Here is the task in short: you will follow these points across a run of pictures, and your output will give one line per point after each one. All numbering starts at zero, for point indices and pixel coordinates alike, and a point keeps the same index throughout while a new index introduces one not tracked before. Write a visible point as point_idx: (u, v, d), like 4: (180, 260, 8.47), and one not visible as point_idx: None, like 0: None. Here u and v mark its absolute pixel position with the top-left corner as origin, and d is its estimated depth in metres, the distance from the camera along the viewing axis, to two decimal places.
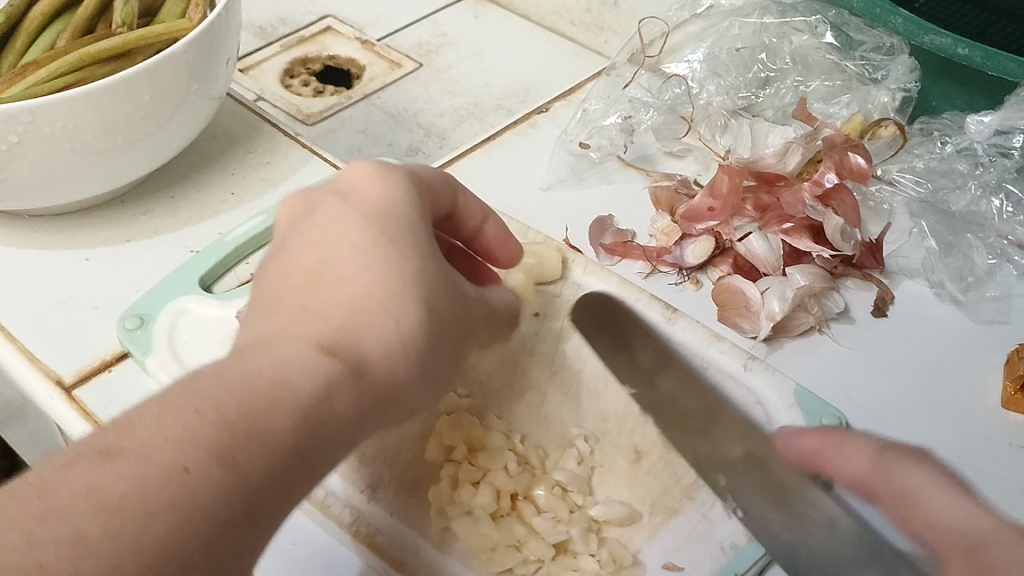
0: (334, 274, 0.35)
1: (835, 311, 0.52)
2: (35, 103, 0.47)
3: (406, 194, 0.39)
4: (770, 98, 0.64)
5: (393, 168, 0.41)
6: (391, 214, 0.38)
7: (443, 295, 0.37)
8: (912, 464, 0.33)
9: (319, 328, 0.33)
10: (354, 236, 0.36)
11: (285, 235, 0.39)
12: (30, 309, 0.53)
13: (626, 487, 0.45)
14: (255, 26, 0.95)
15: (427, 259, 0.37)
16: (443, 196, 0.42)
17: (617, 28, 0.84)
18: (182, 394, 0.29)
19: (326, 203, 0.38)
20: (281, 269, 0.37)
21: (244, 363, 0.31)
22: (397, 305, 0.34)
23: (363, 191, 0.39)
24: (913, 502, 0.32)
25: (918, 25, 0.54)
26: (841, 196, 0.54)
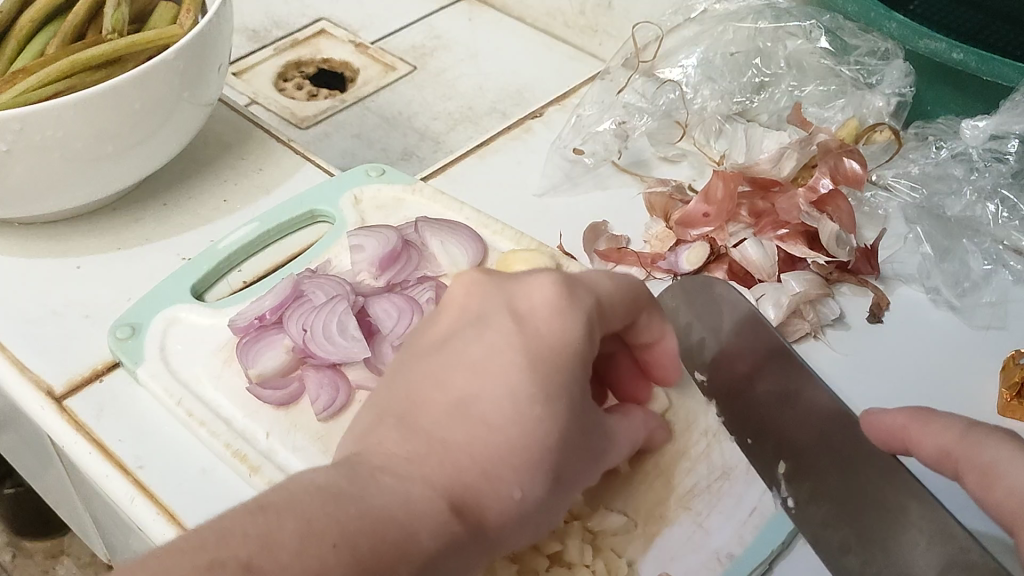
0: (483, 415, 0.33)
1: (832, 317, 0.51)
2: (25, 111, 0.47)
3: (581, 338, 0.36)
4: (765, 102, 0.64)
5: (578, 293, 0.37)
6: (559, 364, 0.35)
7: (578, 454, 0.36)
8: (994, 441, 0.35)
9: (449, 474, 0.32)
10: (510, 375, 0.34)
11: (448, 335, 0.37)
12: (21, 318, 0.52)
13: (621, 495, 0.44)
14: (249, 30, 0.95)
15: (574, 420, 0.35)
16: (620, 318, 0.39)
17: (611, 30, 0.84)
18: (318, 510, 0.30)
19: (501, 324, 0.36)
20: (434, 373, 0.35)
21: (379, 502, 0.31)
22: (532, 473, 0.33)
23: (540, 325, 0.36)
24: (992, 475, 0.35)
25: (913, 30, 0.54)
26: (836, 202, 0.54)
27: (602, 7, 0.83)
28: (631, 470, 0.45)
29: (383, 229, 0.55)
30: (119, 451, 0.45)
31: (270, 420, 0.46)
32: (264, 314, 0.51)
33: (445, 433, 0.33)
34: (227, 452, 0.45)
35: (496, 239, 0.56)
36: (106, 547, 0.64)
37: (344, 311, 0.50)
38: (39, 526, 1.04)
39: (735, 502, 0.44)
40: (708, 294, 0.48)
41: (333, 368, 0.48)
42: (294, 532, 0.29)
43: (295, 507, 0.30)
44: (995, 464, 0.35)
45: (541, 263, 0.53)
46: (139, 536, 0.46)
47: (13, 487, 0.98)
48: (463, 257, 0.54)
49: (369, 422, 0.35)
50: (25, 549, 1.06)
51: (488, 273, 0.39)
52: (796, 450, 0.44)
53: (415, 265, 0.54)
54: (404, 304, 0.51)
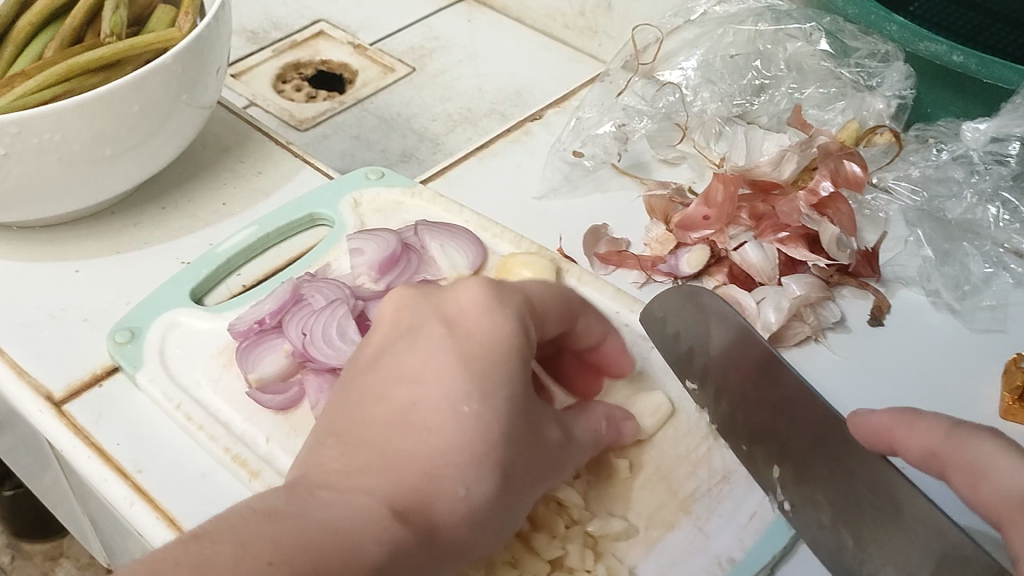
0: (421, 420, 0.35)
1: (832, 321, 0.51)
2: (21, 115, 0.47)
3: (513, 332, 0.39)
4: (764, 105, 0.64)
5: (505, 292, 0.41)
6: (490, 360, 0.37)
7: (528, 452, 0.37)
8: (982, 439, 0.36)
9: (392, 481, 0.33)
10: (449, 378, 0.36)
11: (385, 349, 0.39)
12: (19, 323, 0.52)
13: (622, 500, 0.43)
14: (248, 31, 0.94)
15: (516, 415, 0.37)
16: (555, 321, 0.42)
17: (610, 32, 0.83)
18: (255, 532, 0.30)
19: (433, 333, 0.39)
20: (375, 387, 0.37)
21: (320, 511, 0.31)
22: (477, 470, 0.35)
23: (471, 327, 0.39)
24: (980, 471, 0.36)
25: (913, 33, 0.54)
26: (836, 204, 0.54)
27: (601, 8, 0.83)
28: (632, 474, 0.44)
29: (381, 233, 0.55)
30: (119, 456, 0.45)
31: (269, 424, 0.46)
32: (263, 318, 0.50)
33: (388, 440, 0.35)
34: (226, 457, 0.45)
35: (495, 242, 0.56)
36: (104, 549, 0.64)
37: (343, 315, 0.49)
38: (36, 528, 1.04)
39: (736, 506, 0.43)
40: (696, 305, 0.48)
41: (332, 372, 0.48)
42: (231, 560, 0.28)
43: (230, 533, 0.30)
44: (984, 461, 0.36)
45: (543, 267, 0.53)
46: (138, 541, 0.46)
47: (12, 489, 0.98)
48: (462, 260, 0.54)
49: (312, 448, 0.36)
50: (24, 551, 1.06)
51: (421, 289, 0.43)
52: (793, 455, 0.44)
53: (415, 268, 0.54)
54: None
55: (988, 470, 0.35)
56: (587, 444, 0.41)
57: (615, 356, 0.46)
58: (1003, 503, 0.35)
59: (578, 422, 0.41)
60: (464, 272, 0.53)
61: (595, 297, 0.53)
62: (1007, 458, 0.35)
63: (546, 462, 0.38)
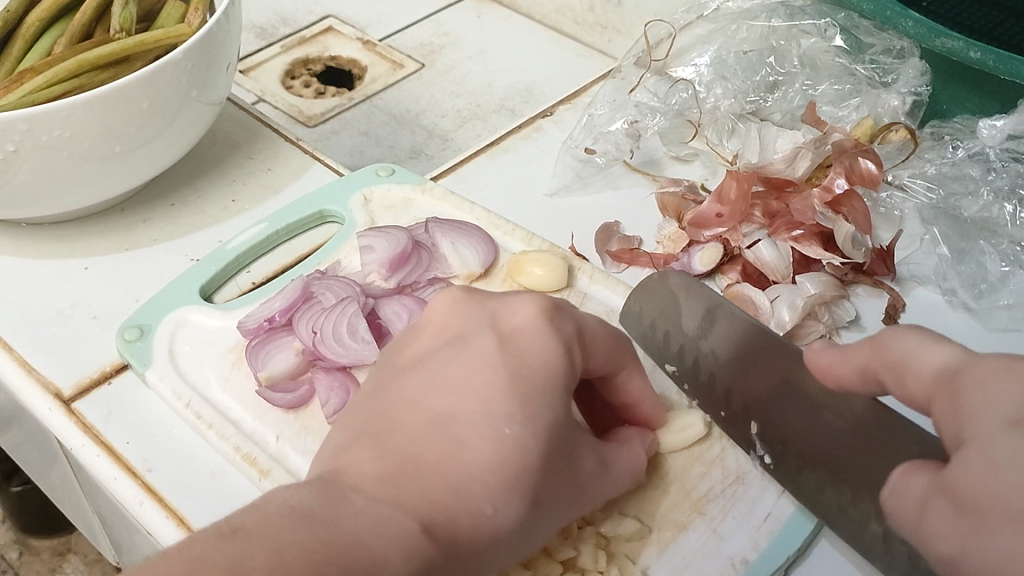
0: (459, 434, 0.34)
1: (847, 319, 0.51)
2: (30, 111, 0.46)
3: (562, 356, 0.38)
4: (778, 101, 0.64)
5: (561, 316, 0.40)
6: (537, 384, 0.36)
7: (558, 477, 0.37)
8: (903, 331, 0.34)
9: (419, 492, 0.33)
10: (491, 396, 0.35)
11: (426, 355, 0.39)
12: (29, 320, 0.52)
13: (636, 500, 0.43)
14: (256, 27, 0.94)
15: (555, 439, 0.36)
16: (607, 355, 0.41)
17: (620, 27, 0.83)
18: (290, 535, 0.29)
19: (483, 345, 0.38)
20: (413, 396, 0.36)
21: (346, 523, 0.30)
22: (507, 491, 0.34)
23: (522, 346, 0.38)
24: (904, 366, 0.33)
25: (929, 28, 0.53)
26: (851, 202, 0.53)
27: (611, 4, 0.82)
28: (646, 475, 0.44)
29: (392, 229, 0.54)
30: (128, 455, 0.45)
31: (279, 423, 0.46)
32: (273, 316, 0.50)
33: (421, 449, 0.34)
34: (236, 455, 0.44)
35: (507, 240, 0.56)
36: (111, 545, 0.63)
37: (354, 313, 0.49)
38: (43, 525, 1.04)
39: (750, 507, 0.43)
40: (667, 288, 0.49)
41: (343, 371, 0.47)
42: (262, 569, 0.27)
43: (262, 539, 0.29)
44: (902, 354, 0.33)
45: (555, 265, 0.53)
46: (147, 540, 0.46)
47: (20, 485, 0.97)
48: (474, 258, 0.54)
49: (338, 451, 0.35)
50: (32, 547, 1.06)
51: (455, 294, 0.42)
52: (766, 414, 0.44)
53: (425, 267, 0.53)
54: (414, 306, 0.51)
55: (909, 361, 0.33)
56: (623, 476, 0.41)
57: (654, 413, 0.44)
58: (927, 390, 0.32)
59: (615, 452, 0.41)
60: (475, 269, 0.53)
61: (607, 297, 0.52)
62: (922, 342, 0.33)
63: (574, 488, 0.38)
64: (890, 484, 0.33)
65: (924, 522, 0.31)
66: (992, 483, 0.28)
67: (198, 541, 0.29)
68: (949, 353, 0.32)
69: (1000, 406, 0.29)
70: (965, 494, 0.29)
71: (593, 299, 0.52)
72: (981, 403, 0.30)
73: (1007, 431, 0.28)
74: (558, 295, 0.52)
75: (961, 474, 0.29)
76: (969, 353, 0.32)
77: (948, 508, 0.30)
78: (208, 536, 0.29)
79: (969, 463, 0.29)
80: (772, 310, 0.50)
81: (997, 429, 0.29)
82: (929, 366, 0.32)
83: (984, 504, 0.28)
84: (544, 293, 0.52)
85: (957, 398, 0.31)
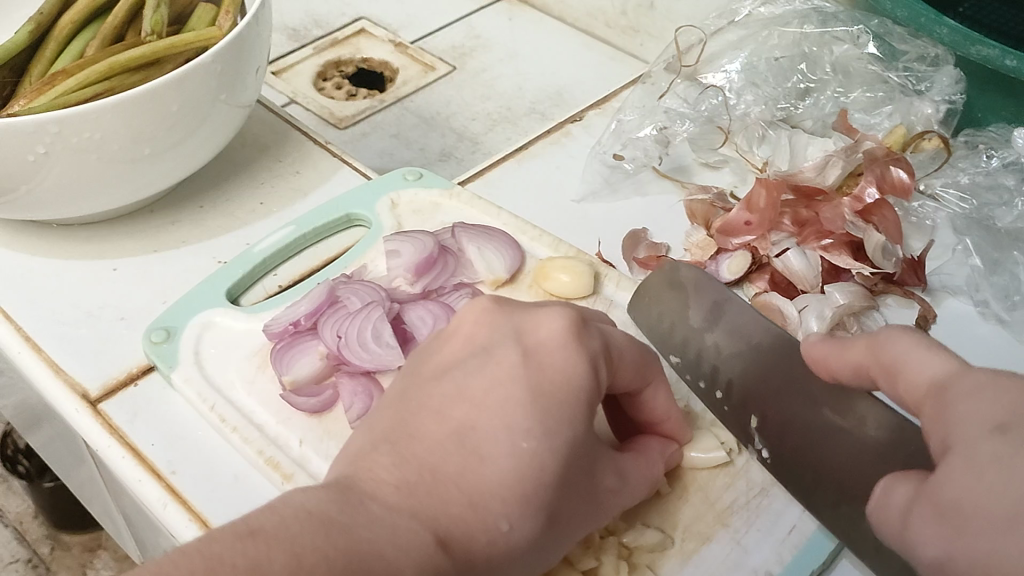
0: (478, 447, 0.35)
1: (876, 330, 0.50)
2: (64, 112, 0.47)
3: (587, 371, 0.37)
4: (810, 108, 0.62)
5: (588, 331, 0.39)
6: (560, 400, 0.36)
7: (576, 495, 0.36)
8: (899, 333, 0.35)
9: (435, 504, 0.33)
10: (511, 411, 0.35)
11: (453, 364, 0.39)
12: (57, 320, 0.52)
13: (658, 510, 0.43)
14: (289, 29, 0.95)
15: (575, 457, 0.36)
16: (635, 371, 0.41)
17: (652, 31, 0.82)
18: (309, 540, 0.30)
19: (507, 357, 0.37)
20: (437, 405, 0.37)
21: (362, 533, 0.31)
22: (523, 508, 0.34)
23: (547, 360, 0.37)
24: (900, 368, 0.34)
25: (965, 35, 0.53)
26: (882, 211, 0.53)
27: (643, 8, 0.82)
28: (669, 485, 0.44)
29: (419, 235, 0.54)
30: (153, 457, 0.45)
31: (302, 427, 0.46)
32: (299, 320, 0.50)
33: (440, 461, 0.34)
34: (260, 459, 0.44)
35: (533, 246, 0.55)
36: (135, 544, 0.63)
37: (378, 318, 0.49)
38: (75, 520, 1.05)
39: (775, 520, 0.42)
40: (674, 280, 0.49)
41: (368, 376, 0.47)
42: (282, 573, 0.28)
43: (282, 543, 0.29)
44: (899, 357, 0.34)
45: (581, 271, 0.52)
46: (171, 543, 0.46)
47: (51, 481, 0.99)
48: (499, 263, 0.53)
49: (360, 453, 0.35)
50: (63, 541, 1.07)
51: (478, 302, 0.42)
52: (762, 402, 0.44)
53: (451, 271, 0.53)
54: (439, 310, 0.50)
55: (902, 364, 0.34)
56: (642, 486, 0.40)
57: (680, 428, 0.44)
58: (919, 394, 0.33)
59: (635, 463, 0.40)
60: (500, 275, 0.53)
61: None
62: (921, 350, 0.33)
63: (593, 505, 0.37)
64: (876, 497, 0.34)
65: (907, 533, 0.32)
66: (978, 490, 0.29)
67: (218, 540, 0.29)
68: (945, 363, 0.33)
69: (972, 415, 0.30)
70: (946, 500, 0.30)
71: (619, 307, 0.52)
72: (960, 410, 0.31)
73: (991, 435, 0.29)
74: (584, 302, 0.52)
75: (943, 483, 0.30)
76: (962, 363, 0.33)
77: (929, 513, 0.30)
78: (227, 535, 0.30)
79: (952, 470, 0.30)
80: (800, 317, 0.49)
81: (982, 433, 0.30)
82: (927, 375, 0.33)
83: (965, 508, 0.29)
84: (569, 299, 0.52)
85: (943, 408, 0.32)
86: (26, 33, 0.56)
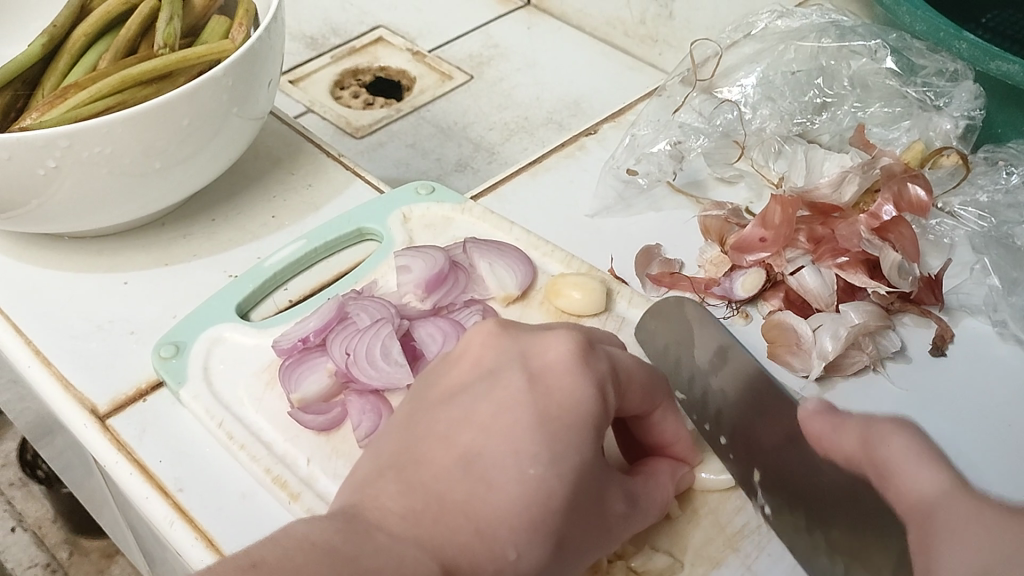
0: (485, 473, 0.34)
1: (892, 350, 0.49)
2: (74, 127, 0.46)
3: (595, 395, 0.37)
4: (826, 123, 0.62)
5: (595, 354, 0.38)
6: (567, 424, 0.36)
7: (586, 520, 0.36)
8: (892, 432, 0.39)
9: (442, 534, 0.33)
10: (517, 436, 0.35)
11: (460, 389, 0.38)
12: (66, 334, 0.52)
13: (668, 534, 0.42)
14: (307, 37, 0.95)
15: (584, 482, 0.35)
16: (643, 394, 0.40)
17: (671, 41, 0.82)
18: (312, 570, 0.29)
19: (514, 381, 0.37)
20: (443, 430, 0.36)
21: (367, 564, 0.30)
22: (532, 534, 0.34)
23: (554, 384, 0.37)
24: (891, 472, 0.38)
25: (985, 51, 0.52)
26: (899, 229, 0.52)
27: (663, 17, 0.81)
28: (680, 509, 0.43)
29: (430, 250, 0.54)
30: (160, 473, 0.45)
31: (311, 445, 0.46)
32: (307, 336, 0.50)
33: (446, 488, 0.34)
34: (267, 477, 0.44)
35: (545, 261, 0.55)
36: (144, 558, 0.63)
37: (387, 335, 0.49)
38: (94, 527, 1.05)
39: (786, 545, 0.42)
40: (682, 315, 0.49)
41: (376, 395, 0.47)
42: None
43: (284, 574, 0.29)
44: (891, 458, 0.38)
45: (593, 288, 0.52)
46: (178, 560, 0.45)
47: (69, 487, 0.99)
48: (512, 280, 0.53)
49: (365, 483, 0.35)
50: (82, 547, 1.08)
51: (487, 323, 0.41)
52: (764, 458, 0.44)
53: (462, 288, 0.53)
54: (449, 328, 0.50)
55: (895, 470, 0.38)
56: (652, 508, 0.40)
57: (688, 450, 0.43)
58: (908, 505, 0.37)
59: (644, 486, 0.40)
60: (512, 291, 0.52)
61: None
62: (914, 460, 0.38)
63: (603, 531, 0.37)
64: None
65: None
66: None
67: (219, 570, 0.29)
68: (936, 482, 0.37)
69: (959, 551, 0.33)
70: None
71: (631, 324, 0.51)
72: (944, 545, 0.34)
73: None
74: (596, 319, 0.52)
75: None
76: (954, 484, 0.36)
77: None
78: (229, 566, 0.29)
79: None
80: (814, 337, 0.48)
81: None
82: (916, 484, 0.37)
83: None
84: (580, 316, 0.51)
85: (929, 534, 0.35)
86: (39, 46, 0.56)
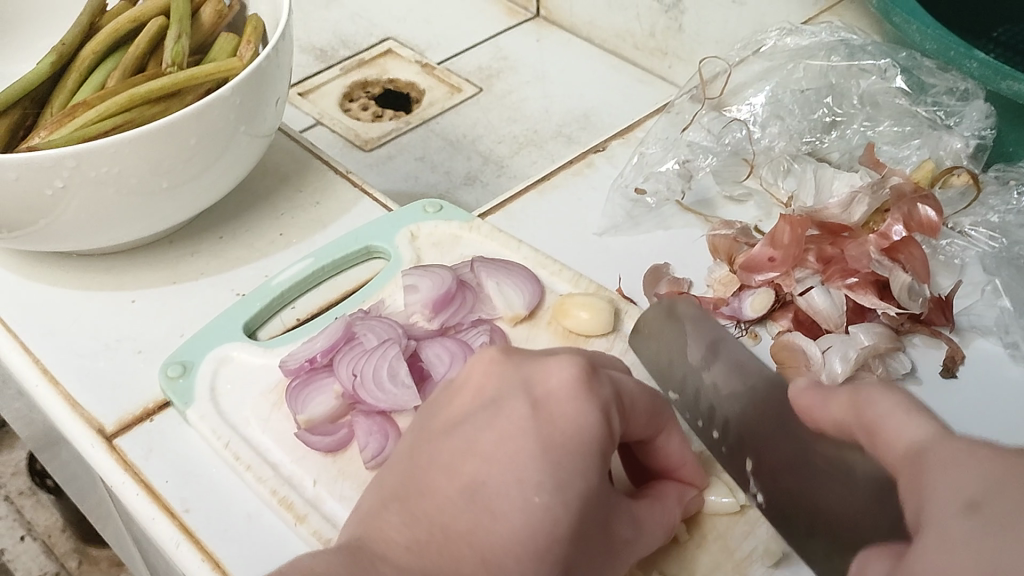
0: (489, 503, 0.34)
1: (903, 372, 0.49)
2: (81, 147, 0.46)
3: (599, 422, 0.36)
4: (836, 142, 0.61)
5: (599, 378, 0.38)
6: (572, 451, 0.35)
7: (592, 547, 0.36)
8: (880, 392, 0.35)
9: (447, 564, 0.33)
10: (520, 465, 0.35)
11: (462, 418, 0.38)
12: (74, 353, 0.52)
13: (676, 560, 0.42)
14: (317, 50, 0.95)
15: (589, 509, 0.35)
16: (646, 419, 0.40)
17: (680, 54, 0.81)
18: None
19: (516, 410, 0.37)
20: (446, 460, 0.36)
21: None
22: (538, 563, 0.33)
23: (557, 411, 0.37)
24: (876, 429, 0.34)
25: (996, 70, 0.51)
26: (909, 248, 0.51)
27: (672, 30, 0.81)
28: (688, 533, 0.43)
29: (437, 269, 0.54)
30: (166, 494, 0.45)
31: (317, 467, 0.45)
32: (315, 356, 0.50)
33: (451, 518, 0.34)
34: (272, 499, 0.44)
35: (554, 280, 0.55)
36: None
37: (395, 356, 0.49)
38: (102, 536, 1.05)
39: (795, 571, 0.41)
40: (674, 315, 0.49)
41: (383, 415, 0.47)
42: None
43: None
44: (876, 417, 0.34)
45: (601, 308, 0.52)
46: None
47: None
48: (519, 299, 0.53)
49: (369, 516, 0.35)
50: (92, 556, 1.08)
51: (492, 349, 0.41)
52: (758, 445, 0.43)
53: (470, 307, 0.53)
54: (457, 349, 0.50)
55: (881, 422, 0.34)
56: (658, 534, 0.39)
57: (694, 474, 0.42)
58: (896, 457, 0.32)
59: (650, 512, 0.40)
60: (520, 311, 0.52)
61: None
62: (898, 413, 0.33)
63: (609, 559, 0.36)
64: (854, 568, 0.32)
65: None
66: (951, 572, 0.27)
67: None
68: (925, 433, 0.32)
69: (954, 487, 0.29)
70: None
71: None
72: (936, 480, 0.30)
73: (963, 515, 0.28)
74: (604, 339, 0.51)
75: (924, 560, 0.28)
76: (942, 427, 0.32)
77: None
78: None
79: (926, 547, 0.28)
80: (824, 358, 0.48)
81: (953, 512, 0.28)
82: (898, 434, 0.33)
83: None
84: (590, 335, 0.51)
85: (921, 475, 0.30)
86: (48, 64, 0.56)
